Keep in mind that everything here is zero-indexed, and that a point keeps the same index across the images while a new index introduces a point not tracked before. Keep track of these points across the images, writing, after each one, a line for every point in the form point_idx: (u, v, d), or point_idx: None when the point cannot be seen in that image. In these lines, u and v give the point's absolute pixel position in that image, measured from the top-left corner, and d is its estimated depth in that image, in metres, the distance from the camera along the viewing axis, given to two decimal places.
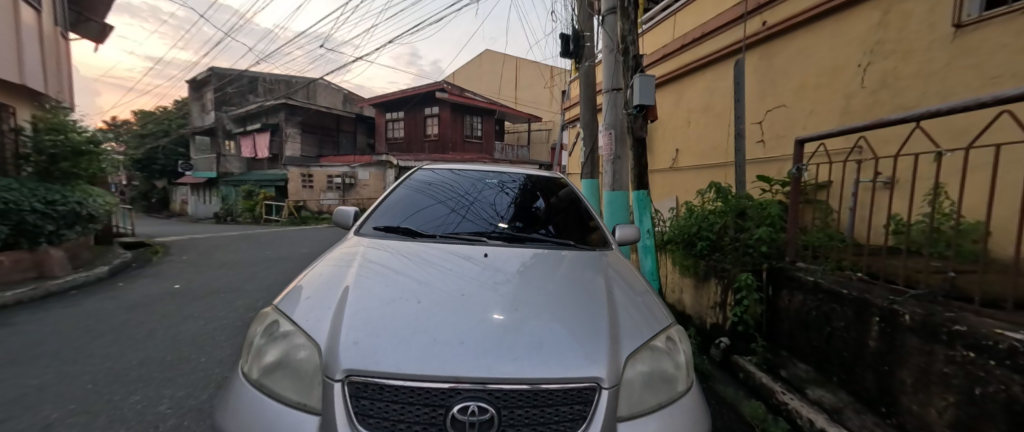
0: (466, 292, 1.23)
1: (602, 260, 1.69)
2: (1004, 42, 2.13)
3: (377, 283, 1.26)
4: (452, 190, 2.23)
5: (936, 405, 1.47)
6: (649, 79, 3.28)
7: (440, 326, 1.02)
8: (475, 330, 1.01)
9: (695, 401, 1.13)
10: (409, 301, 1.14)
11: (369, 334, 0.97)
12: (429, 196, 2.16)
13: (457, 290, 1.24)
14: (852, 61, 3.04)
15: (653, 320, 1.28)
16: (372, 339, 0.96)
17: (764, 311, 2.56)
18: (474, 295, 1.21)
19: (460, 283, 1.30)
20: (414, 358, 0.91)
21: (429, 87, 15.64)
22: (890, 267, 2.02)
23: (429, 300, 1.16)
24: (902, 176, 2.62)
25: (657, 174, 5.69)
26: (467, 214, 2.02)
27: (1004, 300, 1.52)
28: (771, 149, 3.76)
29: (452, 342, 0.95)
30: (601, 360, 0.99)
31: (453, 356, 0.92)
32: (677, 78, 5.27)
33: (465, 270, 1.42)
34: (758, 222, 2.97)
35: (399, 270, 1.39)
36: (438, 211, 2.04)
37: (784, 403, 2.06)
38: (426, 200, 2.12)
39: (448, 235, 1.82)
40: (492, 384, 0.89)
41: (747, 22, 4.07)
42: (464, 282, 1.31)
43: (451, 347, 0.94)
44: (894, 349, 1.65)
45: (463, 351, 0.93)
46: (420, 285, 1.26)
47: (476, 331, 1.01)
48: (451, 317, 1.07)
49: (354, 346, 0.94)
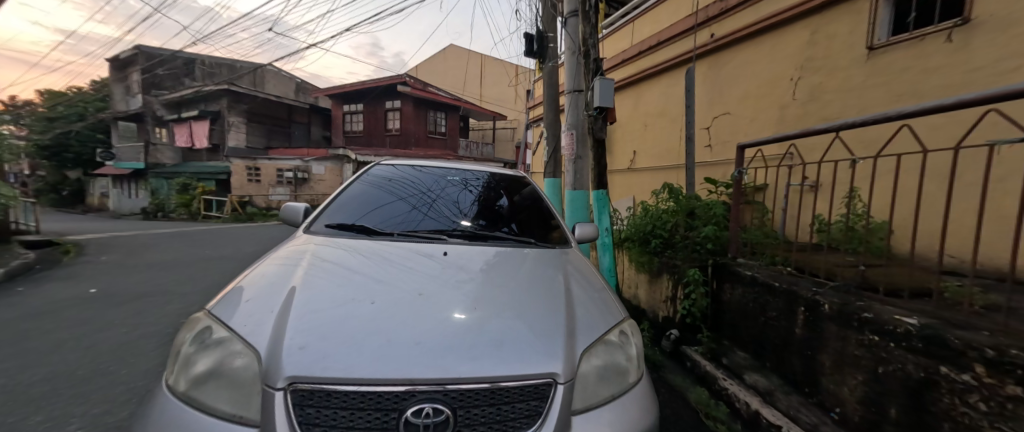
0: (424, 290, 1.21)
1: (562, 257, 1.73)
2: (907, 64, 2.50)
3: (327, 283, 1.20)
4: (414, 187, 2.16)
5: (849, 383, 1.65)
6: (608, 82, 3.41)
7: (393, 326, 0.98)
8: (434, 328, 0.99)
9: (646, 391, 1.19)
10: (362, 302, 1.09)
11: (316, 338, 0.92)
12: (388, 192, 2.08)
13: (416, 287, 1.22)
14: (785, 74, 3.36)
15: (608, 315, 1.33)
16: (319, 343, 0.91)
17: (709, 303, 2.75)
18: (432, 292, 1.19)
19: (417, 281, 1.27)
20: (365, 361, 0.87)
21: (390, 79, 15.06)
22: (814, 262, 2.26)
23: (385, 301, 1.12)
24: (825, 180, 2.94)
25: (616, 175, 5.91)
26: (429, 211, 1.97)
27: (902, 290, 1.77)
28: (718, 153, 4.04)
29: (407, 341, 0.93)
30: (559, 355, 1.01)
31: (406, 357, 0.89)
32: (634, 83, 5.50)
33: (425, 268, 1.39)
34: (705, 221, 3.19)
35: (351, 270, 1.32)
36: (398, 208, 1.97)
37: (725, 388, 2.23)
38: (385, 197, 2.04)
39: (407, 233, 1.77)
40: (450, 385, 0.88)
41: (698, 33, 4.32)
42: (420, 280, 1.28)
43: (405, 347, 0.92)
44: (816, 335, 1.83)
45: (420, 352, 0.90)
46: (380, 283, 1.22)
47: (435, 329, 0.99)
48: (408, 315, 1.04)
49: (299, 351, 0.89)
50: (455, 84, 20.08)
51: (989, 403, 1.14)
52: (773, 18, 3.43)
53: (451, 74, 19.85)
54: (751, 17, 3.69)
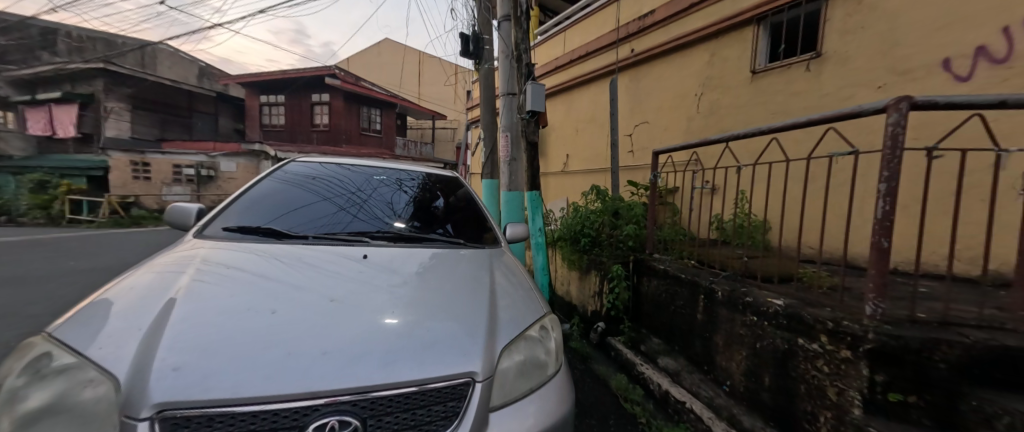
0: (337, 294, 1.13)
1: (492, 257, 1.74)
2: (780, 87, 2.99)
3: (217, 293, 1.07)
4: (342, 186, 2.01)
5: (735, 359, 1.91)
6: (540, 87, 3.54)
7: (296, 335, 0.91)
8: (344, 334, 0.94)
9: (564, 382, 1.26)
10: (259, 312, 0.99)
11: (196, 356, 0.82)
12: (312, 191, 1.92)
13: (328, 291, 1.14)
14: (690, 90, 3.78)
15: (531, 311, 1.37)
16: (199, 362, 0.81)
17: (630, 296, 3.00)
18: (345, 296, 1.12)
19: (329, 285, 1.18)
20: (258, 376, 0.80)
21: (315, 70, 13.86)
22: (711, 255, 2.56)
23: (288, 308, 1.03)
24: (721, 184, 3.38)
25: (550, 177, 6.14)
26: (358, 213, 1.86)
27: (778, 276, 2.10)
28: (639, 158, 4.40)
29: (310, 351, 0.87)
30: (479, 353, 1.02)
31: (309, 368, 0.83)
32: (565, 90, 5.75)
33: (341, 271, 1.30)
34: (627, 220, 3.46)
35: (251, 276, 1.20)
36: (322, 208, 1.82)
37: (642, 372, 2.45)
38: (308, 196, 1.88)
39: (324, 236, 1.64)
40: (360, 393, 0.84)
41: (620, 48, 4.64)
42: (333, 283, 1.20)
43: (308, 357, 0.85)
44: (712, 319, 2.09)
45: (325, 361, 0.85)
46: (285, 289, 1.12)
47: (345, 335, 0.94)
48: (315, 321, 0.97)
49: (174, 373, 0.79)
50: (389, 80, 19.19)
51: (827, 366, 1.40)
52: (680, 39, 3.83)
53: (385, 70, 18.93)
54: (662, 37, 4.07)
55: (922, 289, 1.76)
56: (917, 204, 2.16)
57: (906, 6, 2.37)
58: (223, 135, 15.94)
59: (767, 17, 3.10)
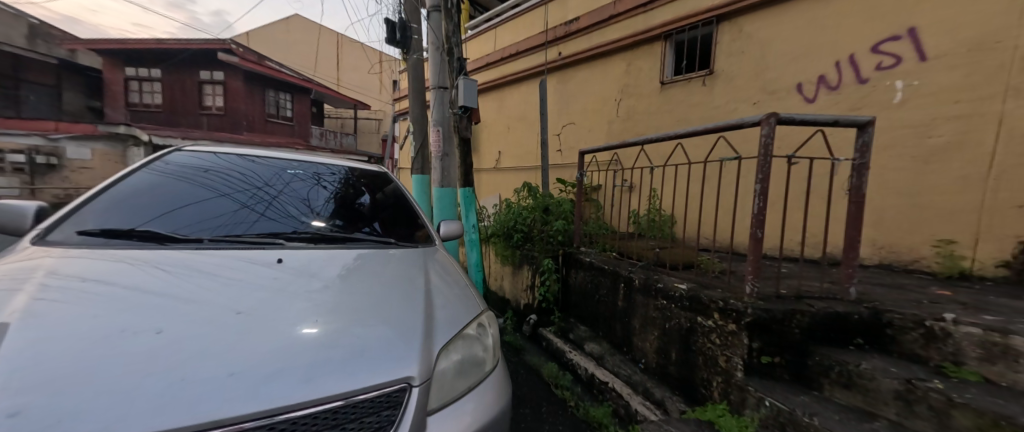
0: (245, 305, 1.04)
1: (426, 256, 1.72)
2: (683, 98, 3.41)
3: (85, 315, 0.93)
4: (246, 180, 1.83)
5: (647, 338, 2.17)
6: (473, 83, 3.55)
7: (191, 357, 0.83)
8: (253, 351, 0.88)
9: (501, 376, 1.32)
10: (142, 333, 0.89)
11: (45, 395, 0.72)
12: (206, 187, 1.72)
13: (234, 303, 1.04)
14: (611, 96, 4.10)
15: (468, 310, 1.41)
16: (52, 402, 0.71)
17: (559, 287, 3.19)
18: (254, 307, 1.04)
19: (236, 296, 1.08)
20: (140, 409, 0.73)
21: (207, 43, 11.77)
22: (629, 247, 2.83)
23: (180, 325, 0.93)
24: (637, 182, 3.74)
25: (482, 173, 6.20)
26: (266, 211, 1.70)
27: (683, 263, 2.41)
28: (566, 157, 4.66)
29: (210, 373, 0.81)
30: (413, 358, 1.02)
31: (207, 393, 0.77)
32: (496, 87, 5.82)
33: (249, 278, 1.20)
34: (557, 216, 3.65)
35: (130, 291, 1.04)
36: (220, 206, 1.64)
37: (570, 358, 2.64)
38: (202, 193, 1.68)
39: (224, 238, 1.49)
40: (274, 415, 0.81)
41: (548, 50, 4.82)
42: (241, 293, 1.10)
43: (209, 381, 0.79)
44: (630, 304, 2.33)
45: (230, 385, 0.80)
46: (173, 304, 1.01)
47: (254, 351, 0.88)
48: (218, 338, 0.89)
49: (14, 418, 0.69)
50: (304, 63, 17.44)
51: (718, 337, 1.65)
52: (601, 47, 4.11)
53: (300, 52, 17.15)
54: (586, 43, 4.33)
55: (785, 270, 2.16)
56: (780, 201, 2.64)
57: (775, 36, 2.86)
58: (70, 113, 11.64)
59: (672, 35, 3.49)
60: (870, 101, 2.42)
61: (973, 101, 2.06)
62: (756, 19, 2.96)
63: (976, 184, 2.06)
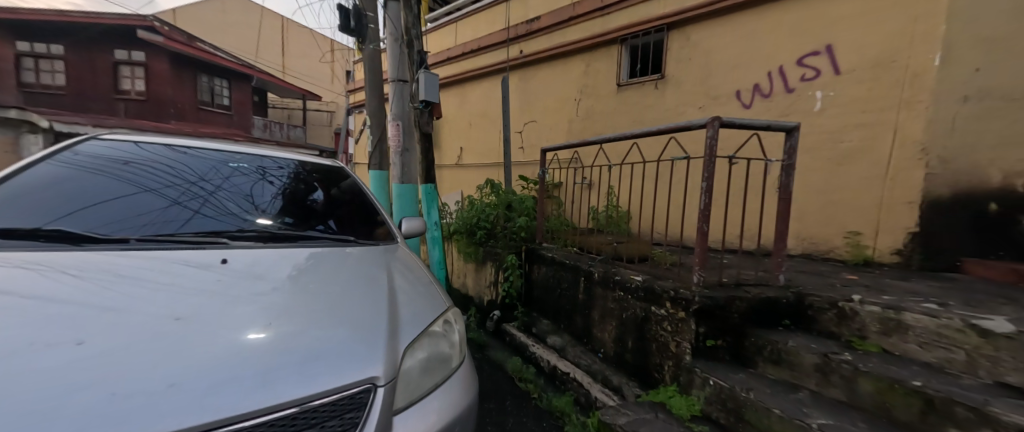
0: (183, 310, 0.97)
1: (388, 254, 1.69)
2: (638, 100, 3.60)
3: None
4: (178, 173, 1.67)
5: (605, 328, 2.29)
6: (434, 78, 3.52)
7: (122, 369, 0.77)
8: (194, 358, 0.83)
9: (467, 372, 1.34)
10: (61, 345, 0.80)
11: None
12: (128, 181, 1.55)
13: (170, 308, 0.97)
14: (571, 95, 4.22)
15: (433, 308, 1.41)
16: None
17: (522, 283, 3.26)
18: (194, 312, 0.97)
19: (175, 301, 1.01)
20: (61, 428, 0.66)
21: (120, 19, 9.93)
22: (589, 242, 2.94)
23: (108, 334, 0.85)
24: (596, 180, 3.89)
25: (444, 169, 6.14)
26: (204, 207, 1.57)
27: (638, 257, 2.55)
28: (528, 154, 4.74)
29: (147, 385, 0.75)
30: (375, 358, 1.01)
31: (145, 406, 0.72)
32: (458, 82, 5.76)
33: (186, 281, 1.11)
34: (520, 213, 3.71)
35: (41, 300, 0.93)
36: (146, 203, 1.50)
37: (533, 351, 2.72)
38: (122, 187, 1.51)
39: (157, 238, 1.36)
40: (220, 425, 0.76)
41: (510, 48, 4.84)
42: (181, 298, 1.02)
43: (146, 394, 0.74)
44: (590, 297, 2.44)
45: (172, 396, 0.75)
46: (89, 311, 0.91)
47: (196, 359, 0.83)
48: (155, 347, 0.83)
49: None
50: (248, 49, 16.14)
51: (670, 325, 1.78)
52: (562, 48, 4.21)
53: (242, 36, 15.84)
54: (547, 43, 4.41)
55: (726, 261, 2.36)
56: (722, 198, 2.87)
57: (718, 45, 3.09)
58: None
59: (628, 39, 3.65)
60: (796, 108, 2.70)
61: (876, 111, 2.36)
62: (702, 28, 3.17)
63: (874, 185, 2.37)
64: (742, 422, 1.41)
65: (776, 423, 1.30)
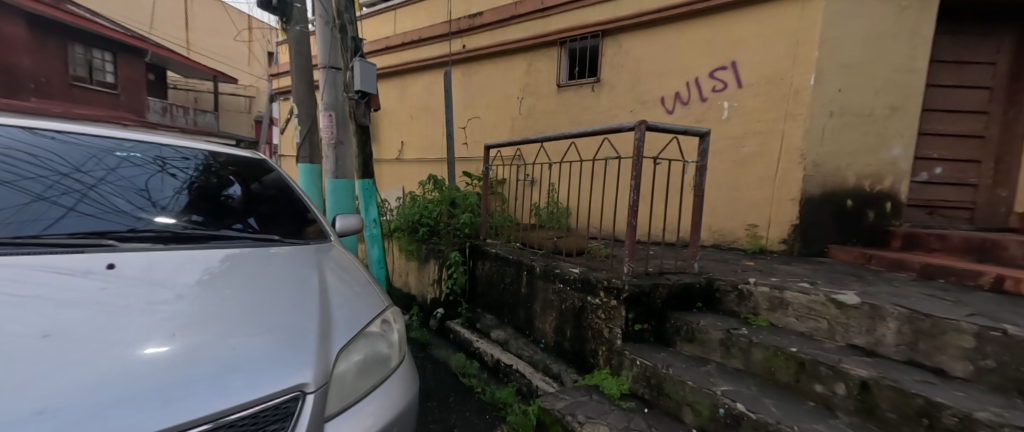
0: (57, 325, 0.82)
1: (319, 253, 1.60)
2: (577, 102, 3.78)
3: None
4: (40, 159, 1.36)
5: (546, 319, 2.39)
6: (371, 67, 3.35)
7: None
8: (73, 381, 0.71)
9: (406, 371, 1.32)
10: None
11: None
12: None
13: (37, 324, 0.81)
14: (514, 93, 4.29)
15: (369, 307, 1.37)
16: None
17: (467, 279, 3.27)
18: (72, 326, 0.82)
19: (46, 316, 0.85)
20: None
21: None
22: (532, 237, 3.02)
23: None
24: (538, 177, 4.01)
25: (383, 164, 5.90)
26: (83, 204, 1.34)
27: (576, 250, 2.69)
28: (472, 150, 4.74)
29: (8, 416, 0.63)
30: (305, 363, 0.94)
31: None
32: (397, 73, 5.55)
33: (59, 292, 0.94)
34: (464, 209, 3.70)
35: None
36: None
37: (477, 347, 2.75)
38: None
39: (20, 241, 1.15)
40: None
41: (451, 41, 4.77)
42: (55, 312, 0.86)
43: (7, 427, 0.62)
44: (532, 290, 2.53)
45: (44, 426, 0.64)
46: None
47: (75, 381, 0.71)
48: (19, 373, 0.70)
49: None
50: None
51: (603, 313, 1.92)
52: (504, 46, 4.25)
53: None
54: (489, 40, 4.42)
55: (652, 252, 2.60)
56: (649, 195, 3.13)
57: (646, 54, 3.34)
58: None
59: (566, 42, 3.81)
60: (708, 116, 3.04)
61: (770, 120, 2.74)
62: (632, 38, 3.42)
63: (769, 184, 2.75)
64: (663, 397, 1.57)
65: (688, 395, 1.47)
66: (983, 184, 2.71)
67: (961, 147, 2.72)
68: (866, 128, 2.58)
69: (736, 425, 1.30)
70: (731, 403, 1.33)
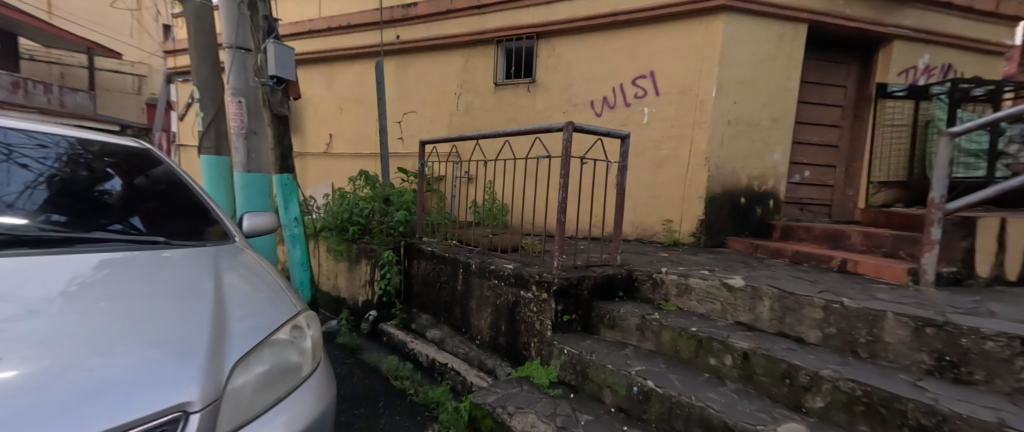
0: None
1: (221, 256, 1.41)
2: (513, 101, 3.85)
3: None
4: None
5: (481, 315, 2.41)
6: (287, 51, 3.00)
7: None
8: None
9: (322, 378, 1.19)
10: None
11: None
12: None
13: None
14: (451, 89, 4.22)
15: (278, 313, 1.22)
16: None
17: (402, 279, 3.17)
18: None
19: None
20: None
21: None
22: (470, 235, 3.00)
23: None
24: (476, 175, 4.01)
25: (308, 158, 5.44)
26: None
27: (512, 247, 2.74)
28: (408, 146, 4.57)
29: None
30: (191, 378, 0.78)
31: None
32: (323, 60, 5.14)
33: None
34: (398, 207, 3.56)
35: None
36: None
37: (412, 348, 2.68)
38: None
39: None
40: None
41: (384, 30, 4.53)
42: None
43: None
44: (468, 288, 2.52)
45: None
46: None
47: None
48: None
49: None
50: None
51: (535, 306, 1.99)
52: (439, 40, 4.16)
53: None
54: (423, 33, 4.29)
55: (583, 246, 2.75)
56: (580, 192, 3.30)
57: (578, 58, 3.50)
58: None
59: (503, 42, 3.85)
60: (631, 120, 3.29)
61: (681, 126, 3.05)
62: (564, 42, 3.56)
63: (680, 183, 3.06)
64: (587, 381, 1.68)
65: (608, 377, 1.59)
66: (838, 184, 3.31)
67: (823, 154, 3.29)
68: (756, 136, 2.99)
69: (646, 400, 1.44)
70: (644, 381, 1.47)
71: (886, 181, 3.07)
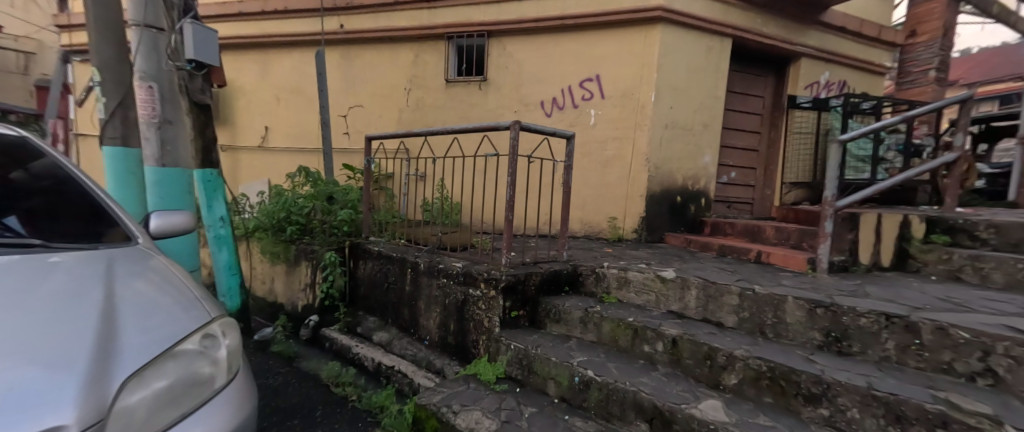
0: None
1: (120, 261, 1.24)
2: (464, 98, 3.81)
3: None
4: None
5: (429, 315, 2.37)
6: (212, 33, 2.80)
7: None
8: None
9: (239, 390, 1.08)
10: None
11: None
12: None
13: None
14: (400, 84, 4.08)
15: (186, 322, 1.09)
16: None
17: (346, 281, 3.02)
18: None
19: None
20: None
21: None
22: (422, 235, 2.91)
23: None
24: (427, 172, 3.92)
25: (239, 152, 4.97)
26: None
27: (463, 245, 2.72)
28: (354, 141, 4.34)
29: None
30: (67, 399, 0.67)
31: None
32: (256, 46, 4.70)
33: None
34: (342, 205, 3.37)
35: None
36: None
37: (356, 352, 2.57)
38: None
39: None
40: None
41: (325, 18, 4.24)
42: None
43: None
44: (416, 288, 2.46)
45: None
46: None
47: None
48: None
49: None
50: None
51: (484, 303, 1.99)
52: (387, 32, 3.99)
53: None
54: (370, 23, 4.09)
55: (533, 244, 2.81)
56: (531, 190, 3.36)
57: (528, 59, 3.54)
58: None
59: (453, 38, 3.79)
60: (579, 121, 3.40)
61: (624, 128, 3.21)
62: (515, 42, 3.59)
63: (622, 182, 3.23)
64: (532, 375, 1.72)
65: (552, 369, 1.64)
66: (757, 184, 3.69)
67: (746, 157, 3.64)
68: (688, 139, 3.24)
69: (587, 389, 1.51)
70: (584, 371, 1.53)
71: (796, 182, 3.48)
